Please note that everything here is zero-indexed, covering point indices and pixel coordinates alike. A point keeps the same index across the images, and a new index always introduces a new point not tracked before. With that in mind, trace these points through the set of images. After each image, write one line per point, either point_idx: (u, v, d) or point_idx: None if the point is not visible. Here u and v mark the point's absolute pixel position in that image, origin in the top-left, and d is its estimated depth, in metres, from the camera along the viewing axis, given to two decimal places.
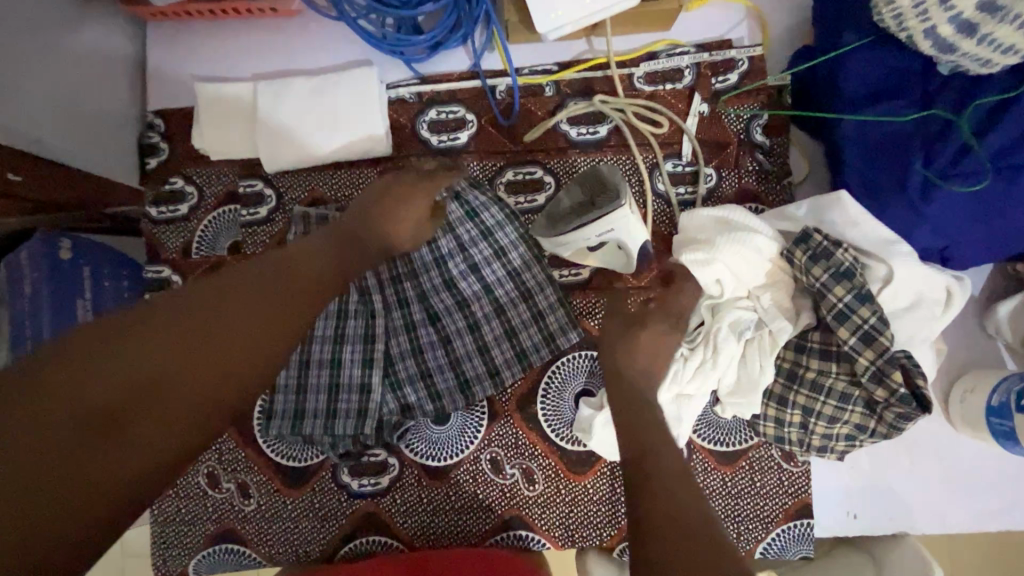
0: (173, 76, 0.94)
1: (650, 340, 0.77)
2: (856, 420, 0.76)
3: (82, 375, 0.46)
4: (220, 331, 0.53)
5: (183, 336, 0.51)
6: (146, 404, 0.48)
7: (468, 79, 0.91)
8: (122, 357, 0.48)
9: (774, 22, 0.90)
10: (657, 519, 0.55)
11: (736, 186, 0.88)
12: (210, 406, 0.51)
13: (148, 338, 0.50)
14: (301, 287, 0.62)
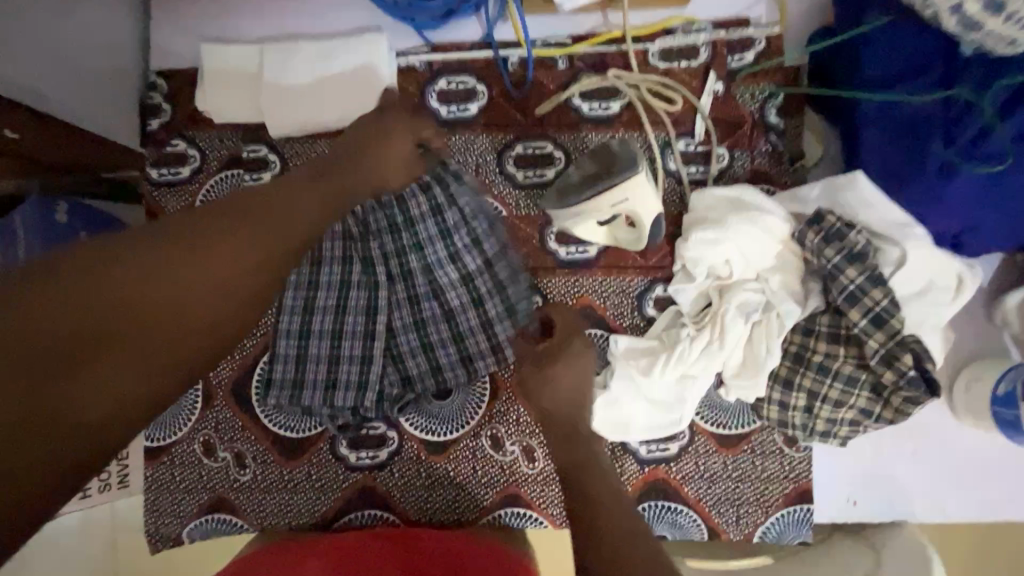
0: (176, 35, 0.92)
1: (565, 369, 0.76)
2: (862, 404, 0.76)
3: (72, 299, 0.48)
4: (205, 266, 0.55)
5: (169, 267, 0.53)
6: (135, 332, 0.50)
7: (480, 50, 0.89)
8: (109, 279, 0.50)
9: (794, 1, 0.89)
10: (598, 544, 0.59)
11: (748, 168, 0.87)
12: (199, 337, 0.53)
13: (125, 270, 0.51)
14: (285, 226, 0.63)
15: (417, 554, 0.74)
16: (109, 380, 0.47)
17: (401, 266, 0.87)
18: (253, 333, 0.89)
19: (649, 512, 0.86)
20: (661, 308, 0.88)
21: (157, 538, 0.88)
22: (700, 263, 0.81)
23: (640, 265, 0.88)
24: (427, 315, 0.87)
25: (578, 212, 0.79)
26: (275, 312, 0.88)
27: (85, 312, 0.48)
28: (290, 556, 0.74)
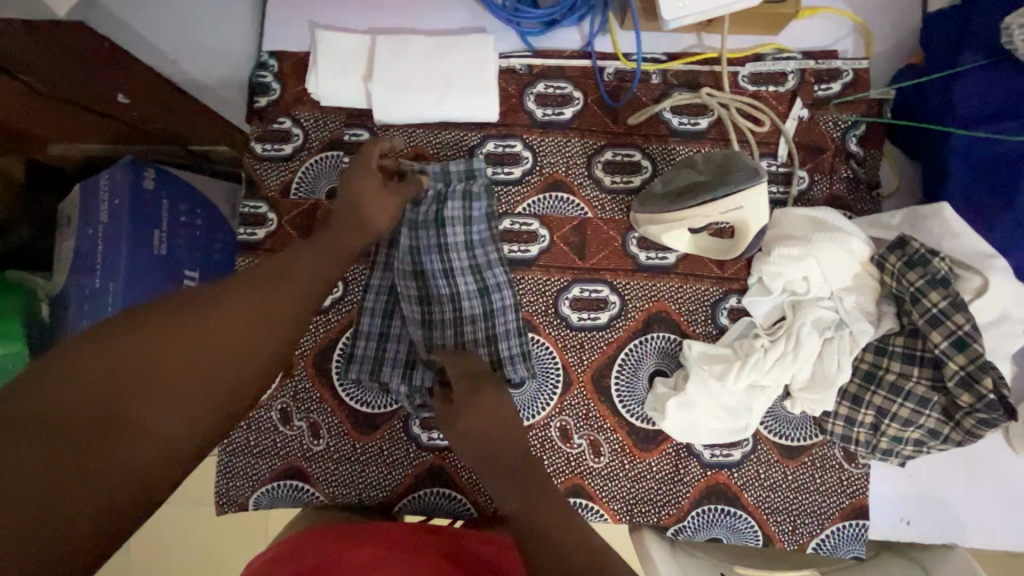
0: (289, 20, 0.96)
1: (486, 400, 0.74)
2: (930, 425, 0.79)
3: (60, 379, 0.39)
4: (219, 328, 0.47)
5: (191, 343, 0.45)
6: (150, 403, 0.41)
7: (579, 59, 0.94)
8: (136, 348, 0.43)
9: (878, 40, 0.94)
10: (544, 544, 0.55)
11: (826, 192, 0.91)
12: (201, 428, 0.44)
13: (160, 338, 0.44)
14: (296, 280, 0.57)
15: (468, 552, 0.68)
16: (130, 452, 0.39)
17: (478, 258, 0.88)
18: (338, 309, 0.92)
19: (708, 515, 0.88)
20: (734, 318, 0.91)
21: (226, 501, 0.90)
22: (778, 278, 0.85)
23: (717, 275, 0.91)
24: (499, 307, 0.88)
25: (684, 216, 0.81)
26: (361, 291, 0.92)
27: (106, 375, 0.41)
28: (328, 538, 0.66)
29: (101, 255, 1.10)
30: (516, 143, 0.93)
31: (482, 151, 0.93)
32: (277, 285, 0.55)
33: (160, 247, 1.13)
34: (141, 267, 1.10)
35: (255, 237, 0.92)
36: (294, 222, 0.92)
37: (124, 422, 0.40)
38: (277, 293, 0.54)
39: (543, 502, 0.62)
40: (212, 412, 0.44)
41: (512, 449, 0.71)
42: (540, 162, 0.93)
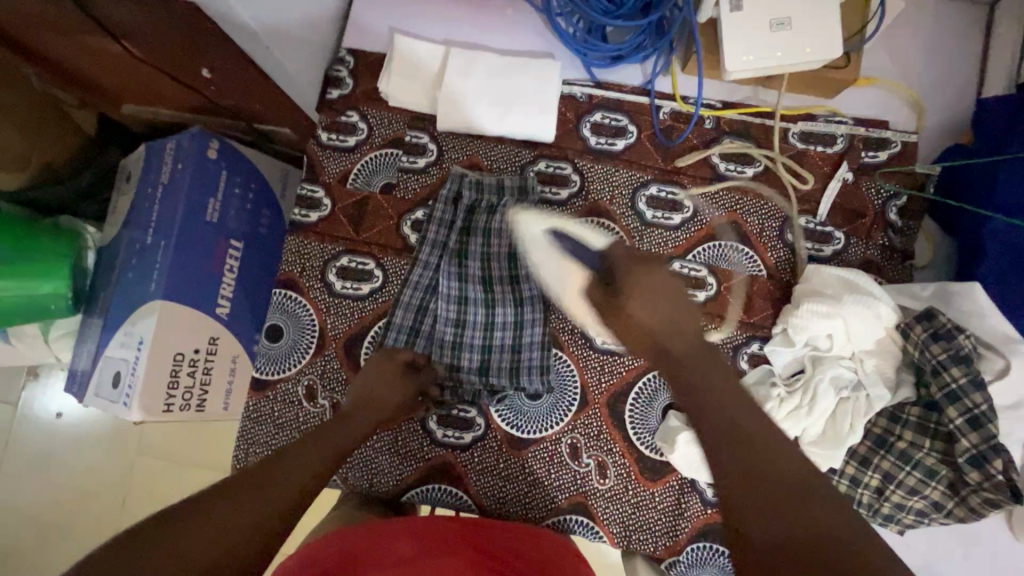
0: (371, 23, 1.02)
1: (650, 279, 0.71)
2: (935, 497, 0.80)
3: (191, 530, 0.50)
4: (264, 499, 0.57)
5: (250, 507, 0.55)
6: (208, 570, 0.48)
7: (638, 95, 0.98)
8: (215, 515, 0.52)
9: (930, 117, 0.97)
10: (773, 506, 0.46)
11: (860, 255, 0.93)
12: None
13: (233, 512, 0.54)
14: (313, 453, 0.70)
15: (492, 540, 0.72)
16: None
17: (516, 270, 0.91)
18: (375, 298, 0.96)
19: (702, 553, 0.90)
20: (753, 364, 0.93)
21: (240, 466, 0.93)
22: (802, 332, 0.87)
23: (743, 320, 0.94)
24: (527, 329, 0.92)
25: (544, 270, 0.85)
26: (399, 284, 0.95)
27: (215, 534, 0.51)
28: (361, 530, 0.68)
29: (155, 213, 1.18)
30: (567, 166, 0.97)
31: (534, 169, 0.97)
32: (290, 470, 0.64)
33: (213, 216, 1.19)
34: (192, 231, 1.16)
35: (307, 219, 0.97)
36: (346, 211, 0.97)
37: (215, 535, 0.51)
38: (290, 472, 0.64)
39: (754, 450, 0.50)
40: (257, 525, 0.54)
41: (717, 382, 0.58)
42: (587, 187, 0.97)
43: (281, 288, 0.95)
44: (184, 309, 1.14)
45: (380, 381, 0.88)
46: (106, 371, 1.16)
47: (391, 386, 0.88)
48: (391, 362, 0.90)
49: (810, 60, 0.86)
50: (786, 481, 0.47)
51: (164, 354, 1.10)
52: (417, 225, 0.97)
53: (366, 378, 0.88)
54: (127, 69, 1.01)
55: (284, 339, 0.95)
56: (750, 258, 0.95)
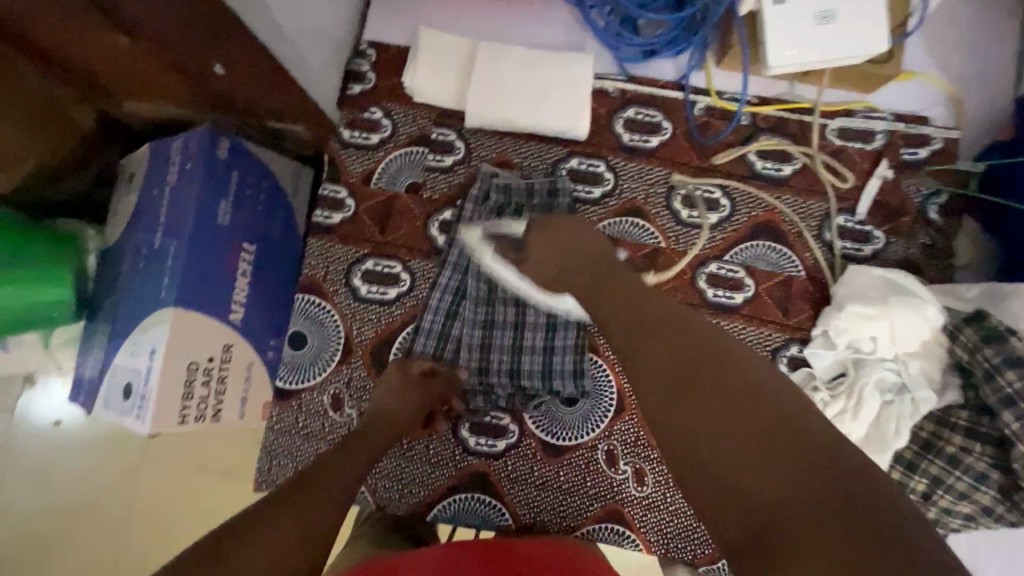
0: (394, 16, 0.97)
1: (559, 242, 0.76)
2: (985, 502, 0.79)
3: None
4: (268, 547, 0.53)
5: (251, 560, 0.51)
6: None
7: (672, 90, 0.95)
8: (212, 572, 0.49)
9: (970, 113, 0.95)
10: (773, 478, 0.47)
11: (901, 255, 0.91)
12: None
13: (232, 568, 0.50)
14: (335, 473, 0.67)
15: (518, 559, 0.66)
16: None
17: None
18: (403, 302, 0.92)
19: None
20: (792, 367, 0.91)
21: (264, 478, 0.90)
22: (846, 334, 0.85)
23: (782, 322, 0.91)
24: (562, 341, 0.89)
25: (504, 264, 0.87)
26: (428, 287, 0.92)
27: None
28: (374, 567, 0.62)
29: (163, 215, 1.13)
30: (600, 164, 0.94)
31: (566, 167, 0.94)
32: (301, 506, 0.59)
33: (224, 217, 1.14)
34: (204, 233, 1.11)
35: (330, 221, 0.93)
36: (370, 212, 0.93)
37: None
38: (319, 501, 0.61)
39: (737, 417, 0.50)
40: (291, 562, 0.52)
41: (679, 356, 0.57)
42: (621, 186, 0.93)
43: (304, 292, 0.91)
44: (195, 316, 1.09)
45: (400, 395, 0.83)
46: (115, 381, 1.12)
47: (412, 399, 0.83)
48: (408, 376, 0.84)
49: (858, 56, 0.84)
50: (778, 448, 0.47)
51: (177, 362, 1.06)
52: (445, 226, 0.93)
53: (386, 392, 0.83)
54: (135, 65, 0.96)
55: (307, 347, 0.91)
56: (789, 258, 0.93)
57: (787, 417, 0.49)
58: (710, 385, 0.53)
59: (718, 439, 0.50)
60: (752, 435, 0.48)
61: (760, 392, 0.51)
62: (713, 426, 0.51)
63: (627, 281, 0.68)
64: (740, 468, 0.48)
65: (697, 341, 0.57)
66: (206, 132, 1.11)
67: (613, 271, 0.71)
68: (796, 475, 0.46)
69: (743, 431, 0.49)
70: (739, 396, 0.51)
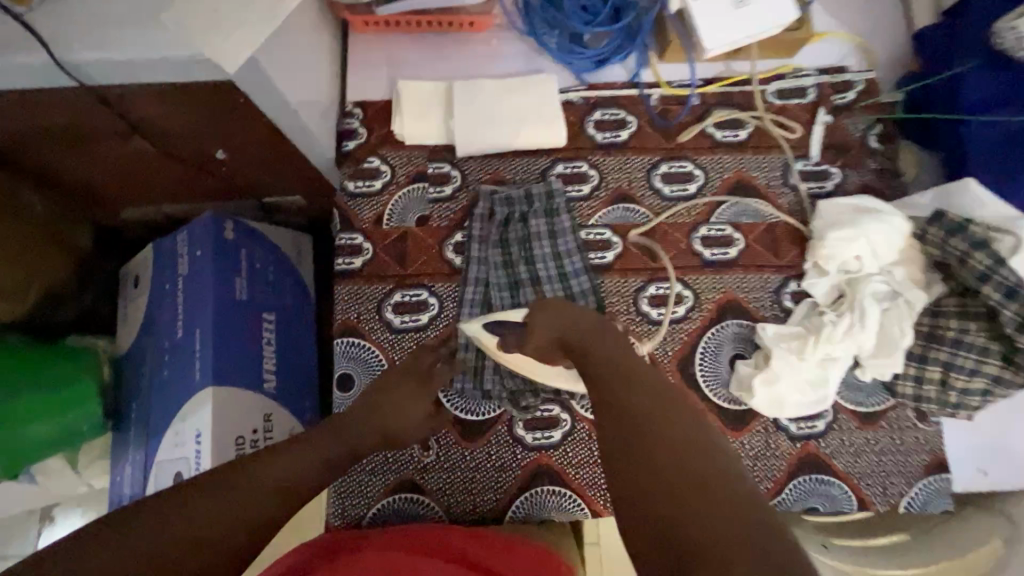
0: (371, 75, 1.08)
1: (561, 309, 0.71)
2: (994, 373, 0.88)
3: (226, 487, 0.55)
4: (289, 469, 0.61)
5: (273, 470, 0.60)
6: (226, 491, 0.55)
7: (628, 88, 1.07)
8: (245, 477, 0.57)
9: (880, 56, 1.10)
10: (687, 501, 0.47)
11: (859, 183, 1.03)
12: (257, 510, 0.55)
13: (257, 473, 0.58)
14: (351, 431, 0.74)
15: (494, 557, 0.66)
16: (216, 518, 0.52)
17: (562, 268, 0.99)
18: (435, 324, 0.98)
19: (804, 486, 0.94)
20: (796, 301, 1.00)
21: (341, 521, 0.92)
22: (833, 259, 0.95)
23: (776, 263, 1.01)
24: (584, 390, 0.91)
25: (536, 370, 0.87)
26: (456, 306, 0.98)
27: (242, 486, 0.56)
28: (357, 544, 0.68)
29: (183, 306, 1.17)
30: (582, 163, 1.04)
31: (553, 172, 1.03)
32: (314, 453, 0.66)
33: (242, 293, 1.19)
34: (226, 311, 1.16)
35: (352, 266, 0.99)
36: (387, 250, 1.00)
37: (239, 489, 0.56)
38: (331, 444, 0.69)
39: (673, 445, 0.51)
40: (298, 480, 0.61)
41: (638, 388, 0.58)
42: (605, 178, 1.04)
43: (342, 336, 0.97)
44: (234, 391, 1.12)
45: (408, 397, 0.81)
46: (162, 475, 1.12)
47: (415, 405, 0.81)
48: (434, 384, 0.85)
49: (777, 26, 0.97)
50: (708, 483, 0.48)
51: (225, 438, 1.08)
52: (458, 247, 1.00)
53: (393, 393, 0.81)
54: (137, 168, 1.03)
55: (354, 386, 0.95)
56: (766, 208, 1.03)
57: (733, 484, 0.48)
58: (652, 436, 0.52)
59: (656, 488, 0.49)
60: (675, 488, 0.48)
61: (704, 451, 0.51)
62: (643, 467, 0.50)
63: (610, 342, 0.66)
64: (658, 515, 0.47)
65: (655, 408, 0.55)
66: (212, 218, 1.18)
67: (607, 333, 0.68)
68: (719, 533, 0.44)
69: (679, 488, 0.48)
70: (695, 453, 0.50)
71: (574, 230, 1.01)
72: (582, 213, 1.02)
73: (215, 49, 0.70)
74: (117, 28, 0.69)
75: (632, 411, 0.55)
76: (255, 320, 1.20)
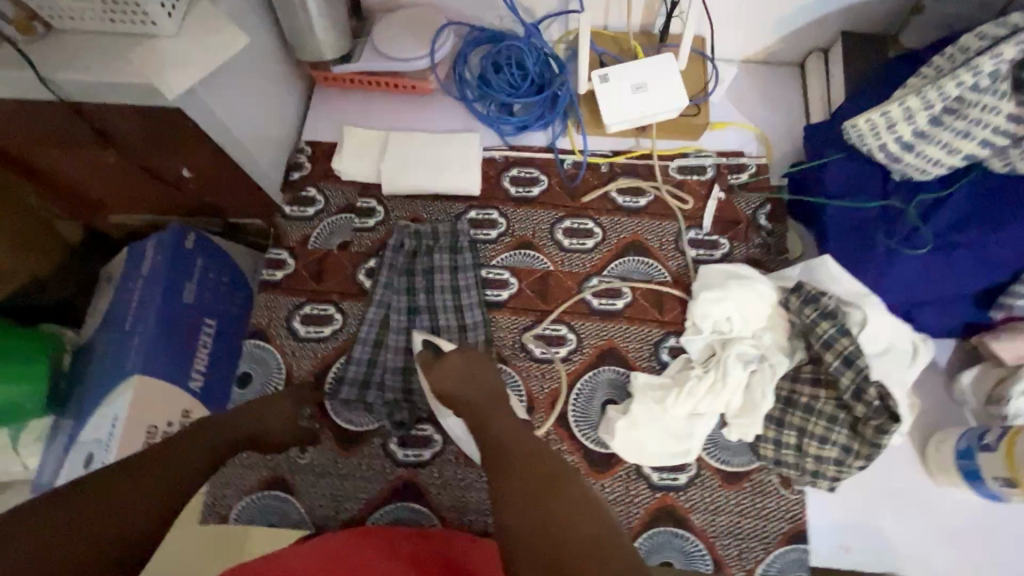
0: (326, 121, 1.25)
1: (459, 357, 0.90)
2: (844, 441, 0.92)
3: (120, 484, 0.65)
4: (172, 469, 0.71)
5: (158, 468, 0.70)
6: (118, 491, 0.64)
7: (545, 152, 1.21)
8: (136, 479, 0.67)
9: (776, 146, 1.22)
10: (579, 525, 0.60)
11: (744, 254, 1.11)
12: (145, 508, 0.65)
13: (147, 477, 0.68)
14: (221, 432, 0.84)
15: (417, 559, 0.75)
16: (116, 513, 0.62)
17: (458, 300, 1.08)
18: (336, 337, 1.07)
19: (659, 538, 0.95)
20: (673, 355, 1.05)
21: (210, 511, 0.98)
22: (705, 318, 1.00)
23: (659, 319, 1.08)
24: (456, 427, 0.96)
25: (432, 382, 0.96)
26: (357, 323, 1.08)
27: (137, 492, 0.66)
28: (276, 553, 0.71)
29: (134, 302, 1.29)
30: (494, 212, 1.16)
31: (466, 217, 1.15)
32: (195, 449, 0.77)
33: (189, 297, 1.31)
34: (169, 312, 1.28)
35: (274, 277, 1.11)
36: (306, 267, 1.12)
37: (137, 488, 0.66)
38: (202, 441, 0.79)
39: (565, 483, 0.65)
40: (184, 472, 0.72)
41: (522, 440, 0.73)
42: (512, 227, 1.15)
43: (251, 338, 1.07)
44: (157, 384, 1.23)
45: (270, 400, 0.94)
46: (79, 452, 1.23)
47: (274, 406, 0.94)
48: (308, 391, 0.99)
49: (670, 110, 1.11)
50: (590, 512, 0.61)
51: (138, 425, 1.19)
52: (370, 272, 1.11)
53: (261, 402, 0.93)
54: (116, 178, 1.20)
55: (250, 385, 1.04)
56: (656, 268, 1.12)
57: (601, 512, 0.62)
58: (511, 496, 0.65)
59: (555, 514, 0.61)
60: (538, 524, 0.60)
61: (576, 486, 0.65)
62: (542, 505, 0.62)
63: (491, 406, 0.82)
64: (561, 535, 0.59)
65: (537, 456, 0.69)
66: (176, 229, 1.33)
67: (488, 396, 0.85)
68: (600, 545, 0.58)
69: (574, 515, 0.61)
70: (544, 495, 0.63)
71: (476, 268, 1.11)
72: (485, 255, 1.13)
73: (165, 80, 0.88)
74: (93, 59, 0.89)
75: (520, 460, 0.69)
76: (194, 323, 1.31)
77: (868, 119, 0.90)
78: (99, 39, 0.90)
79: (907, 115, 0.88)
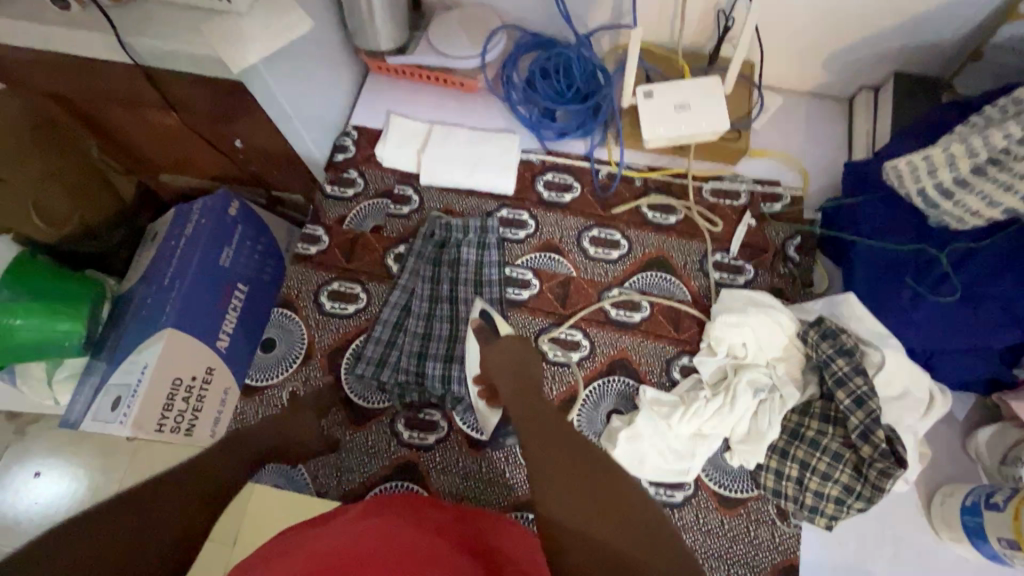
0: (374, 108, 1.30)
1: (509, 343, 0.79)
2: (845, 481, 0.91)
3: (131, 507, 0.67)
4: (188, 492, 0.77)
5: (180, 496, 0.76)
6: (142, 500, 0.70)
7: (581, 160, 1.24)
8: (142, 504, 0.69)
9: (814, 179, 1.22)
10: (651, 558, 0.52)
11: (768, 283, 1.11)
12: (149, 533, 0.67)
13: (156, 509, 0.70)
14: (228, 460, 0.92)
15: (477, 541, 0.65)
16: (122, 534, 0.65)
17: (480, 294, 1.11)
18: (359, 315, 1.12)
19: None
20: (685, 374, 1.06)
21: None
22: (721, 342, 1.01)
23: (674, 337, 1.09)
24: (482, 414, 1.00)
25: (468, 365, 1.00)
26: (380, 305, 1.12)
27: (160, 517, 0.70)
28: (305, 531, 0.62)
29: (173, 263, 1.33)
30: (524, 213, 1.19)
31: (497, 215, 1.18)
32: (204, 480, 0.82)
33: (225, 262, 1.36)
34: (206, 275, 1.32)
35: (308, 251, 1.16)
36: (339, 245, 1.17)
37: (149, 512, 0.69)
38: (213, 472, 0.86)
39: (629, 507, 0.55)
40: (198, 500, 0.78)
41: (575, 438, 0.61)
42: (540, 229, 1.17)
43: (280, 307, 1.12)
44: (186, 339, 1.28)
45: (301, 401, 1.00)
46: (107, 394, 1.29)
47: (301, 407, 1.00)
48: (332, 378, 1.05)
49: (711, 131, 1.12)
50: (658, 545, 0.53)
51: (165, 376, 1.25)
52: (399, 257, 1.15)
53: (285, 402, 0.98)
54: (174, 141, 1.27)
55: (275, 351, 1.09)
56: (678, 286, 1.12)
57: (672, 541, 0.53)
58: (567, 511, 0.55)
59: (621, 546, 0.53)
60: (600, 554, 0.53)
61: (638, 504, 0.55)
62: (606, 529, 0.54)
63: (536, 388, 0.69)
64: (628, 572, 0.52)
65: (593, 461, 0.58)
66: (220, 195, 1.38)
67: (530, 376, 0.73)
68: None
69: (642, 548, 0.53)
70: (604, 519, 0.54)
71: (501, 265, 1.14)
72: (511, 254, 1.15)
73: (228, 52, 0.93)
74: (168, 27, 0.94)
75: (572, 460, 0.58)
76: (228, 287, 1.37)
77: (908, 161, 0.91)
78: (175, 9, 0.95)
79: (950, 161, 0.88)
